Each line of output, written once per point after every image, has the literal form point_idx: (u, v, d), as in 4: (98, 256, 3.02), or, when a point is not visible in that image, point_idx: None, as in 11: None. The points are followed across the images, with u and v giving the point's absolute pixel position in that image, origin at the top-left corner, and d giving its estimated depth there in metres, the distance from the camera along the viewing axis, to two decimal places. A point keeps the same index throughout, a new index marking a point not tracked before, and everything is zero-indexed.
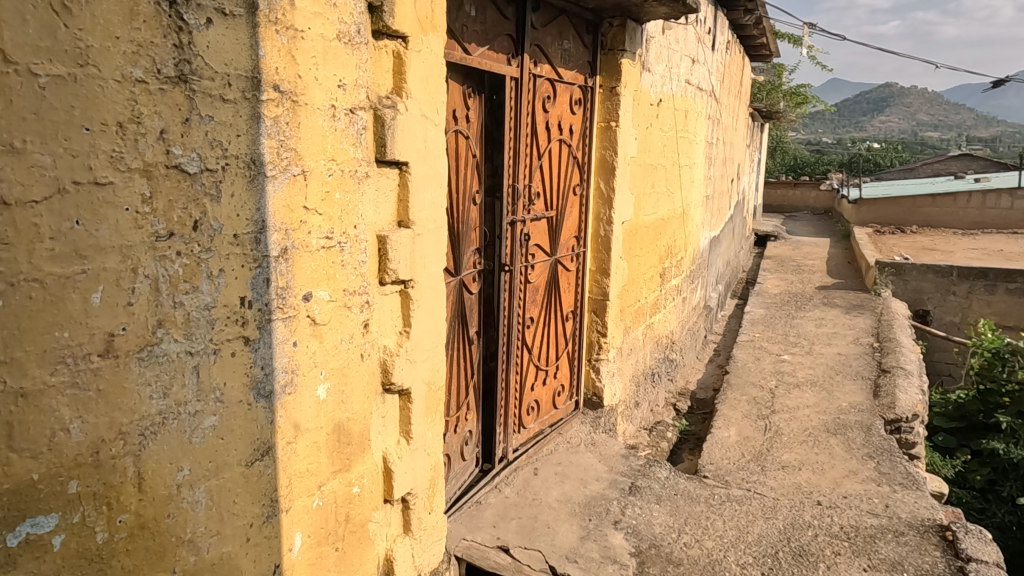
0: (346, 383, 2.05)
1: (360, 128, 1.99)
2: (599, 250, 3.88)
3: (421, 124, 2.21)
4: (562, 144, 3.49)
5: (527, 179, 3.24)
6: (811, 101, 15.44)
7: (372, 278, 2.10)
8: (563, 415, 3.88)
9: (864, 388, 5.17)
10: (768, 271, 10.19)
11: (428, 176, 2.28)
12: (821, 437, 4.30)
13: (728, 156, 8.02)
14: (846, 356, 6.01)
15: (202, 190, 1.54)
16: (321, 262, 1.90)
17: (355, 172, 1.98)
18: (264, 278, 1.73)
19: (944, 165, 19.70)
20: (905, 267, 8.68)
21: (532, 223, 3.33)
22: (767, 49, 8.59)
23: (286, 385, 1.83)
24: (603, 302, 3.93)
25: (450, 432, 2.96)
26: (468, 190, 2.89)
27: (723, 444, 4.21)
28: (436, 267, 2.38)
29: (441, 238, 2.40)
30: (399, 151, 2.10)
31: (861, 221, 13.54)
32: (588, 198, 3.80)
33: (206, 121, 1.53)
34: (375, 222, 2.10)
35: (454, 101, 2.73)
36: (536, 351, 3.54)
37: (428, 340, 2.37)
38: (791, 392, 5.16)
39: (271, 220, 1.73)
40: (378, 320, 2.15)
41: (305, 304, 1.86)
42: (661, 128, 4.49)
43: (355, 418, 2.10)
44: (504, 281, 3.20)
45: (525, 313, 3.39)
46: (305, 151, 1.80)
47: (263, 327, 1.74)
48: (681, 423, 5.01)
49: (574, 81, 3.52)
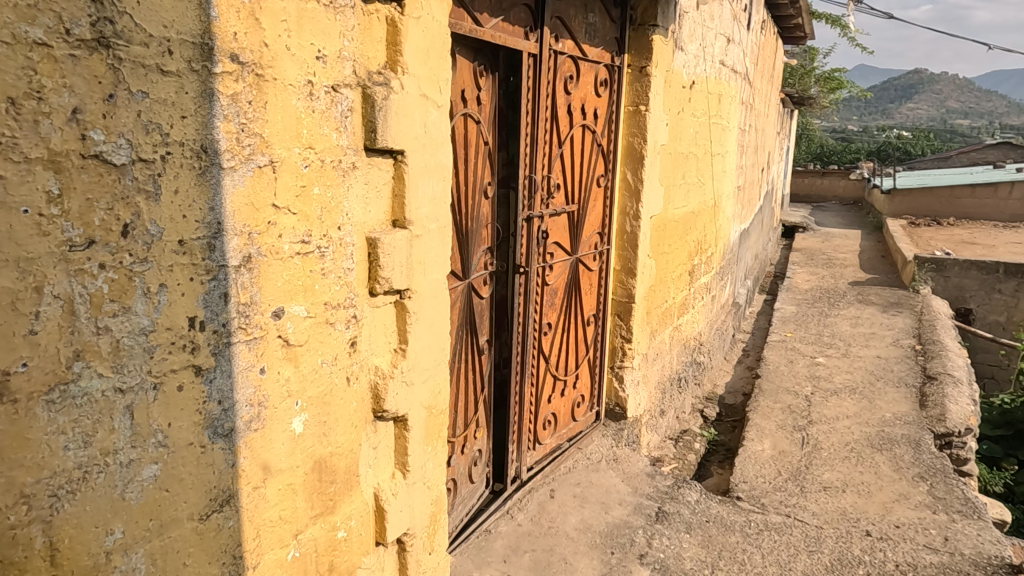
0: (329, 412, 1.73)
1: (345, 109, 1.65)
2: (625, 247, 3.52)
3: (420, 105, 1.86)
4: (585, 130, 3.14)
5: (546, 170, 2.90)
6: (845, 86, 14.83)
7: (361, 288, 1.77)
8: (583, 427, 3.55)
9: (909, 397, 4.78)
10: (797, 264, 9.74)
11: (429, 167, 1.93)
12: (865, 454, 3.93)
13: (760, 143, 7.57)
14: (887, 360, 5.60)
15: (134, 185, 1.23)
16: (294, 271, 1.57)
17: (339, 163, 1.65)
18: (221, 294, 1.41)
19: (981, 154, 18.93)
20: (947, 263, 8.16)
21: (551, 219, 2.99)
22: (802, 30, 8.12)
23: (252, 421, 1.52)
24: (627, 304, 3.58)
25: (457, 454, 2.65)
26: (478, 182, 2.55)
27: (757, 460, 3.85)
28: (439, 273, 2.04)
29: (446, 239, 2.06)
30: (393, 138, 1.76)
31: (894, 212, 12.97)
32: (612, 190, 3.45)
33: (139, 97, 1.21)
34: (365, 222, 1.76)
35: (463, 81, 2.38)
36: (553, 360, 3.20)
37: (430, 358, 2.03)
38: (828, 400, 4.78)
39: (228, 222, 1.41)
40: (368, 338, 1.82)
41: (276, 323, 1.55)
42: (693, 113, 4.11)
43: (341, 452, 1.79)
44: (519, 284, 2.87)
45: (541, 319, 3.06)
46: (273, 136, 1.47)
47: (219, 352, 1.43)
48: (710, 432, 4.66)
49: (600, 59, 3.15)
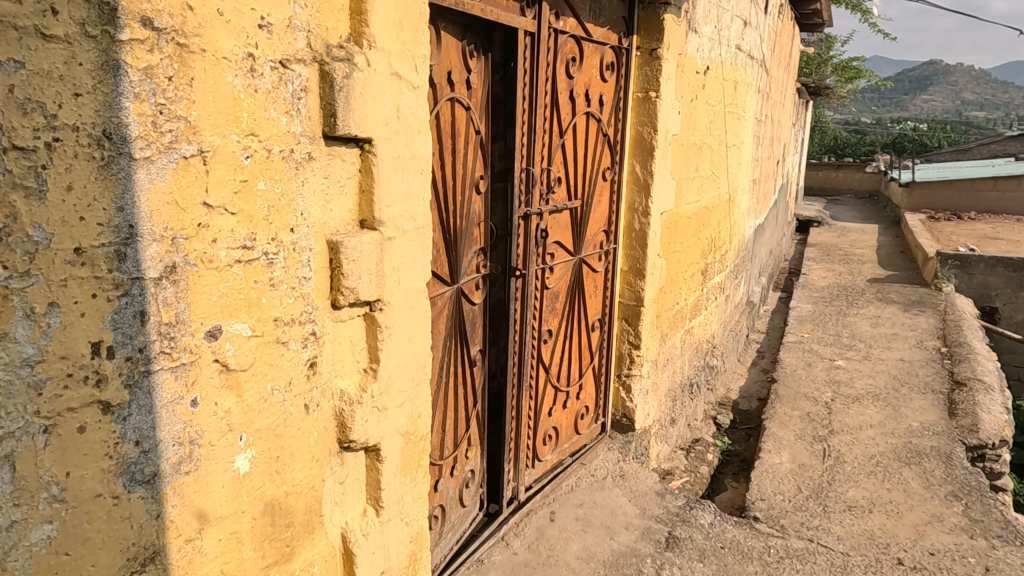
0: (282, 445, 1.48)
1: (298, 90, 1.39)
2: (634, 246, 3.25)
3: (392, 86, 1.59)
4: (589, 118, 2.86)
5: (545, 163, 2.63)
6: (862, 76, 14.43)
7: (322, 300, 1.52)
8: (587, 441, 3.29)
9: (937, 404, 4.49)
10: (813, 260, 9.42)
11: (403, 158, 1.66)
12: (892, 468, 3.65)
13: (775, 134, 7.27)
14: (911, 363, 5.30)
15: (8, 181, 0.98)
16: (232, 283, 1.32)
17: (291, 153, 1.40)
18: (136, 312, 1.16)
19: (1002, 146, 18.40)
20: (971, 260, 7.81)
21: (551, 216, 2.72)
22: (820, 16, 7.80)
23: (181, 463, 1.27)
24: (635, 308, 3.30)
25: (445, 477, 2.39)
26: (468, 176, 2.29)
27: (775, 475, 3.58)
28: (418, 281, 1.78)
29: (426, 242, 1.80)
30: (358, 123, 1.50)
31: (913, 206, 12.60)
32: (620, 184, 3.17)
33: (11, 69, 0.96)
34: (325, 223, 1.50)
35: (449, 61, 2.11)
36: (554, 370, 2.94)
37: (408, 377, 1.77)
38: (850, 407, 4.50)
39: (144, 224, 1.14)
40: (330, 358, 1.57)
41: (211, 345, 1.29)
42: (707, 101, 3.81)
43: (298, 491, 1.53)
44: (516, 287, 2.60)
45: (541, 326, 2.79)
46: (201, 120, 1.21)
47: (134, 384, 1.17)
48: (723, 441, 4.39)
49: (606, 40, 2.87)
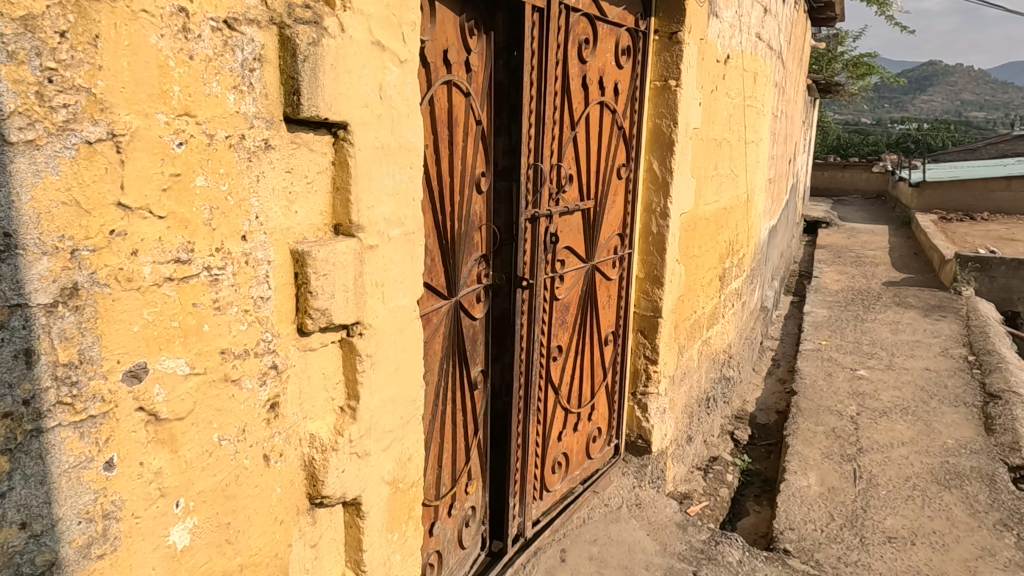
0: (234, 508, 1.17)
1: (250, 60, 1.09)
2: (650, 251, 2.95)
3: (374, 60, 1.28)
4: (603, 109, 2.56)
5: (554, 159, 2.32)
6: (871, 73, 14.12)
7: (284, 325, 1.21)
8: (599, 465, 2.99)
9: (971, 419, 4.18)
10: (824, 262, 9.12)
11: (388, 148, 1.35)
12: (931, 492, 3.35)
13: (789, 132, 6.98)
14: (938, 373, 5.00)
15: None
16: (161, 307, 1.01)
17: (241, 141, 1.09)
18: (19, 353, 0.85)
19: (1010, 145, 18.07)
20: (992, 262, 7.50)
21: (561, 219, 2.42)
22: (833, 10, 7.51)
23: (93, 547, 0.96)
24: (652, 320, 3.00)
25: (442, 517, 2.09)
26: (467, 172, 1.98)
27: (804, 499, 3.28)
28: (408, 298, 1.47)
29: (417, 251, 1.49)
30: (329, 104, 1.19)
31: (924, 206, 12.29)
32: (635, 183, 2.87)
33: None
34: (288, 228, 1.20)
35: (446, 38, 1.81)
36: (564, 391, 2.64)
37: (395, 414, 1.47)
38: (878, 422, 4.19)
39: (29, 233, 0.84)
40: (296, 396, 1.27)
41: (133, 389, 0.99)
42: (727, 93, 3.51)
43: (257, 562, 1.22)
44: (523, 299, 2.29)
45: (551, 342, 2.49)
46: (113, 93, 0.91)
47: (18, 448, 0.87)
48: (743, 459, 4.08)
49: (622, 22, 2.56)
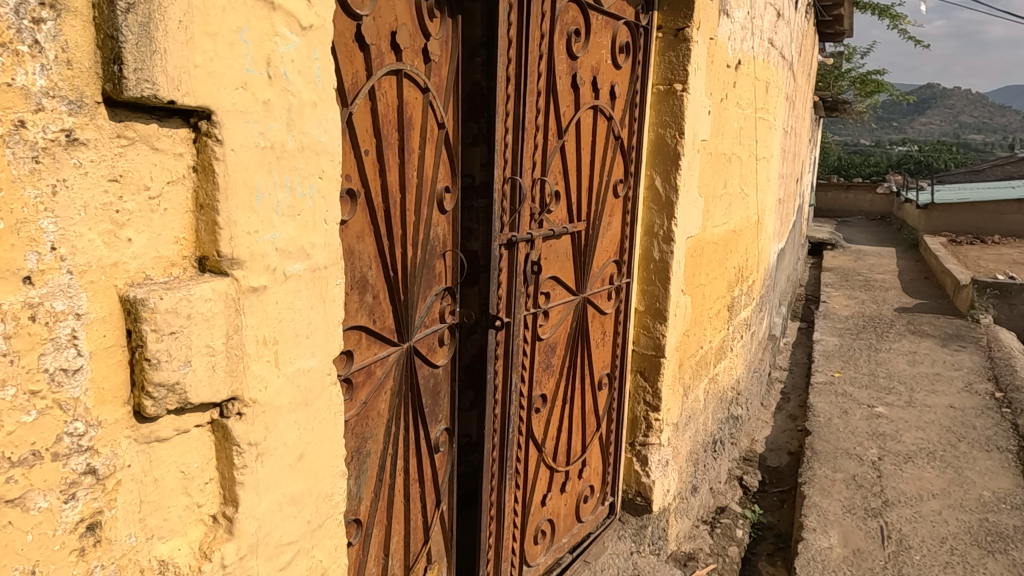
0: None
1: (29, 4, 0.70)
2: (652, 281, 2.57)
3: (255, 21, 0.89)
4: (597, 114, 2.18)
5: (538, 172, 1.94)
6: (878, 91, 13.78)
7: (107, 410, 0.81)
8: (591, 528, 2.57)
9: (1008, 468, 3.77)
10: (831, 286, 8.71)
11: (283, 150, 0.96)
12: (973, 559, 2.93)
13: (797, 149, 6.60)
14: (964, 412, 4.58)
15: None
16: None
17: (15, 128, 0.69)
18: None
19: (1016, 168, 17.72)
20: (1012, 289, 7.09)
21: (546, 244, 2.03)
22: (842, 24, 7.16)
23: None
24: (654, 360, 2.59)
25: None
26: (425, 185, 1.59)
27: (827, 565, 2.85)
28: (318, 358, 1.07)
29: (332, 294, 1.09)
30: (176, 81, 0.81)
31: (932, 229, 11.94)
32: (635, 202, 2.48)
33: None
34: (117, 265, 0.81)
35: (394, 16, 1.43)
36: (549, 447, 2.23)
37: (297, 520, 1.06)
38: (904, 469, 3.77)
39: None
40: (135, 509, 0.86)
41: None
42: (738, 102, 3.14)
43: None
44: (497, 341, 1.89)
45: (533, 390, 2.09)
46: None
47: None
48: (754, 511, 3.65)
49: (620, 14, 2.19)
